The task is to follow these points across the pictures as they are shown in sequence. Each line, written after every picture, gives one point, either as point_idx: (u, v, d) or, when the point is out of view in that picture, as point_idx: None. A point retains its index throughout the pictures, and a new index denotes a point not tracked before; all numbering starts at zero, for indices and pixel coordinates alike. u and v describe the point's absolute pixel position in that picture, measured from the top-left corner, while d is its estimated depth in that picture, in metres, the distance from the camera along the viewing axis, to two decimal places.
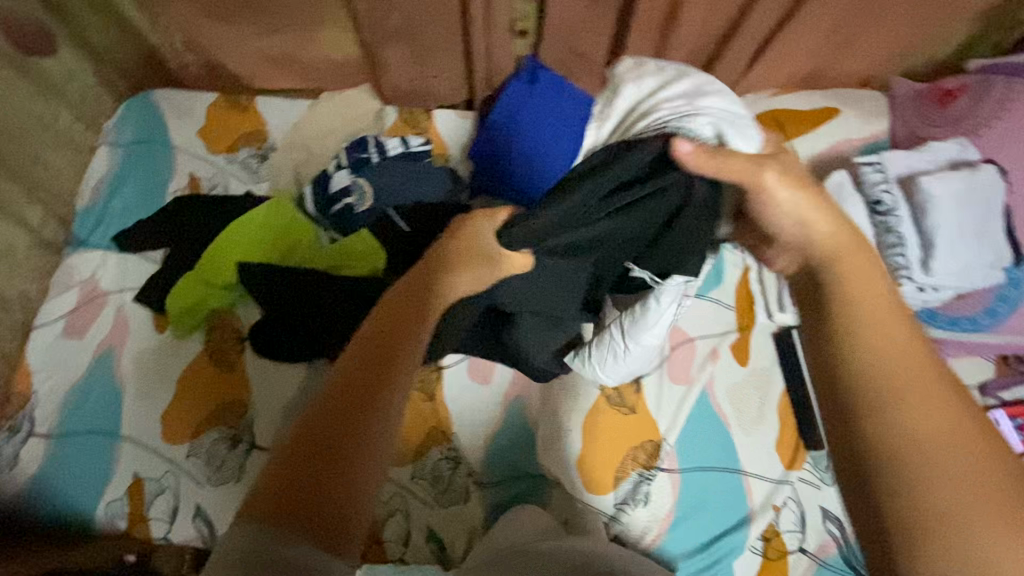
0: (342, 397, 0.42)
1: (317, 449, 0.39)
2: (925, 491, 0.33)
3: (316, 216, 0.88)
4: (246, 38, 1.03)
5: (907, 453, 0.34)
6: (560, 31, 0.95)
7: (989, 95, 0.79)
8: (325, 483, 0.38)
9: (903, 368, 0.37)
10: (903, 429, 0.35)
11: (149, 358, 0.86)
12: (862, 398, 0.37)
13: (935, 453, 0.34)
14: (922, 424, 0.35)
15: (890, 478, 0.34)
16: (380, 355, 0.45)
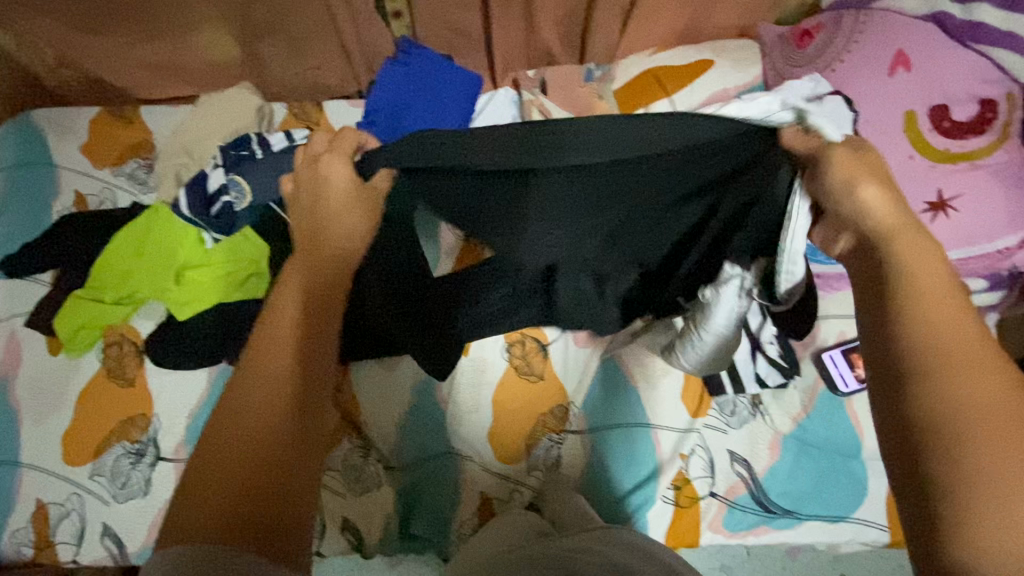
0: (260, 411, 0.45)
1: (266, 452, 0.43)
2: (962, 475, 0.36)
3: (193, 217, 0.87)
4: (121, 48, 0.97)
5: (967, 416, 0.37)
6: (429, 10, 0.92)
7: (843, 31, 0.79)
8: (269, 493, 0.41)
9: (960, 347, 0.40)
10: (969, 394, 0.38)
11: (45, 384, 0.87)
12: (913, 371, 0.40)
13: (989, 415, 0.37)
14: (976, 396, 0.38)
15: (949, 465, 0.36)
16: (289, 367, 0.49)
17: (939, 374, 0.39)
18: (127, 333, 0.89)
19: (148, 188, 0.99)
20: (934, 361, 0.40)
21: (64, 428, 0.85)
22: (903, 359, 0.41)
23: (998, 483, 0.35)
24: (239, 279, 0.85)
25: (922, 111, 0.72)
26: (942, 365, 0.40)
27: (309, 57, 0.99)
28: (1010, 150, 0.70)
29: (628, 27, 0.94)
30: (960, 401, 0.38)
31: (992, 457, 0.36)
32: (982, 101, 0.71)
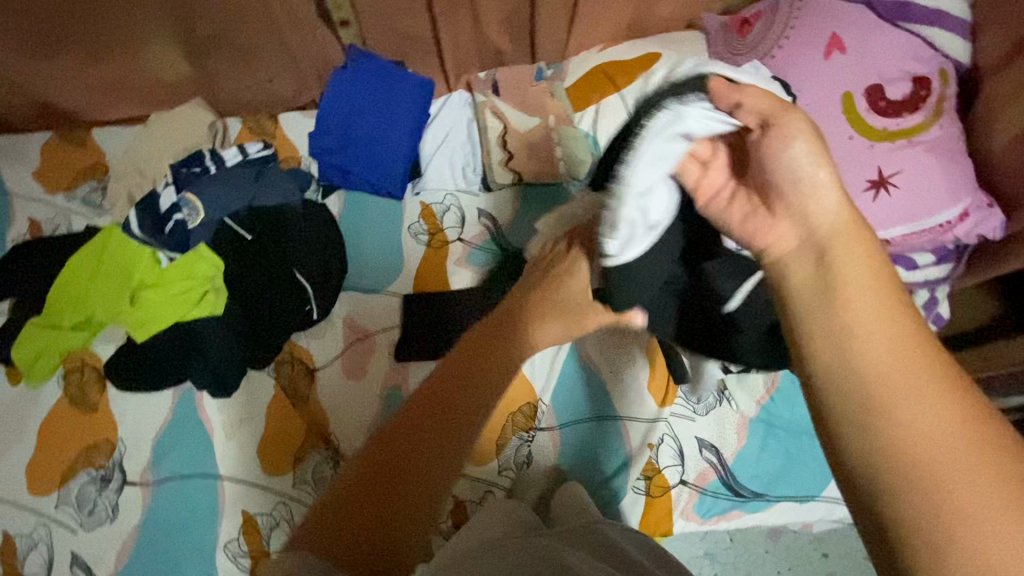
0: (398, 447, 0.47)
1: (395, 470, 0.46)
2: (909, 510, 0.31)
3: (145, 237, 0.87)
4: (68, 70, 0.96)
5: (903, 455, 0.32)
6: (376, 17, 0.92)
7: (780, 18, 0.80)
8: (393, 514, 0.44)
9: (908, 363, 0.34)
10: (911, 424, 0.32)
11: (6, 414, 0.86)
12: (847, 419, 0.34)
13: (945, 458, 0.31)
14: (934, 423, 0.32)
15: (895, 495, 0.31)
16: (433, 422, 0.48)
17: (878, 412, 0.33)
18: (88, 359, 0.88)
19: (103, 211, 0.97)
20: (865, 402, 0.34)
21: (28, 459, 0.84)
22: (839, 399, 0.35)
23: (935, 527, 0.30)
24: (196, 298, 0.86)
25: (859, 92, 0.73)
26: (861, 400, 0.34)
27: (260, 71, 0.98)
28: (945, 125, 0.72)
29: (575, 24, 0.95)
30: (893, 435, 0.32)
31: (952, 488, 0.30)
32: (915, 79, 0.73)
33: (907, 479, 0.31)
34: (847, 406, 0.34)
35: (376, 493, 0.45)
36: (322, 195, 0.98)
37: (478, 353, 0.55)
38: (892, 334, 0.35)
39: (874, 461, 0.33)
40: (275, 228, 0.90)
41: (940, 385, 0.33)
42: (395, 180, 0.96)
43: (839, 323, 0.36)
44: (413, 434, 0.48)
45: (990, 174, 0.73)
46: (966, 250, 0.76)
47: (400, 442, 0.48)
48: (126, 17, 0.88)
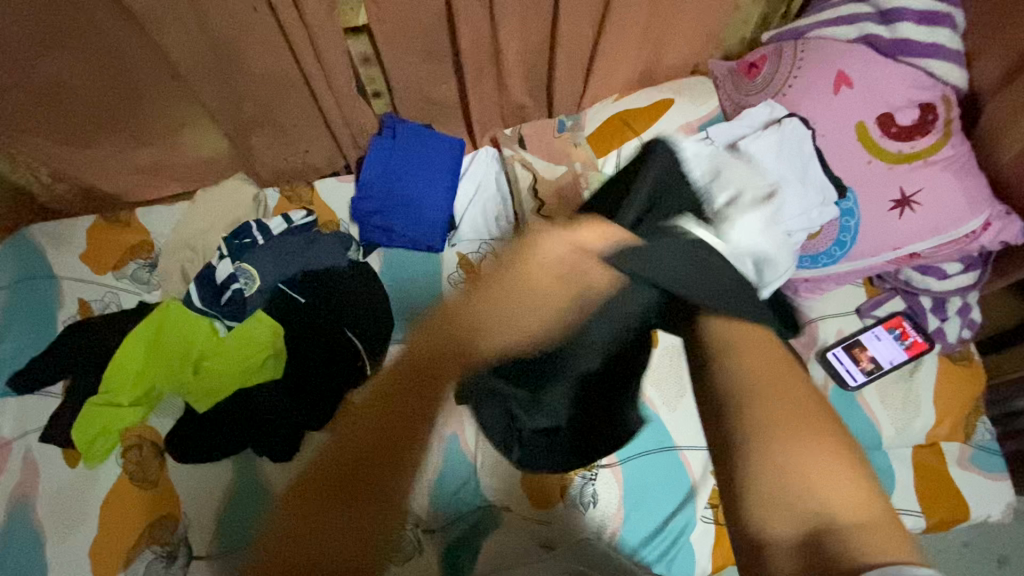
0: (355, 441, 0.49)
1: (323, 499, 0.46)
2: (771, 487, 0.42)
3: (206, 308, 0.93)
4: (115, 155, 1.00)
5: (791, 477, 0.41)
6: (409, 85, 0.98)
7: (784, 60, 0.88)
8: (321, 542, 0.45)
9: (790, 408, 0.44)
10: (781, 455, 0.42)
11: (66, 497, 0.84)
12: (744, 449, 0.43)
13: (812, 476, 0.41)
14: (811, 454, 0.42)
15: (766, 484, 0.42)
16: (360, 460, 0.48)
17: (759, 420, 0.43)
18: (146, 434, 0.89)
19: (153, 286, 1.01)
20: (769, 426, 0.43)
21: (89, 543, 0.82)
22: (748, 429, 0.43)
23: (796, 491, 0.41)
24: (258, 363, 0.88)
25: (871, 121, 0.80)
26: (746, 401, 0.44)
27: (297, 142, 1.04)
28: (955, 144, 0.78)
29: (591, 79, 1.02)
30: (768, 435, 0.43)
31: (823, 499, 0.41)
32: (922, 105, 0.79)
33: (784, 458, 0.42)
34: (746, 427, 0.44)
35: (342, 489, 0.47)
36: (363, 254, 1.02)
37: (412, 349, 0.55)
38: (783, 386, 0.45)
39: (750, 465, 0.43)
40: (326, 291, 0.93)
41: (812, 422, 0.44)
42: (433, 234, 1.00)
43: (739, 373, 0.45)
44: (360, 434, 0.49)
45: (1003, 183, 0.80)
46: (991, 256, 0.83)
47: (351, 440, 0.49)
48: (175, 100, 0.94)
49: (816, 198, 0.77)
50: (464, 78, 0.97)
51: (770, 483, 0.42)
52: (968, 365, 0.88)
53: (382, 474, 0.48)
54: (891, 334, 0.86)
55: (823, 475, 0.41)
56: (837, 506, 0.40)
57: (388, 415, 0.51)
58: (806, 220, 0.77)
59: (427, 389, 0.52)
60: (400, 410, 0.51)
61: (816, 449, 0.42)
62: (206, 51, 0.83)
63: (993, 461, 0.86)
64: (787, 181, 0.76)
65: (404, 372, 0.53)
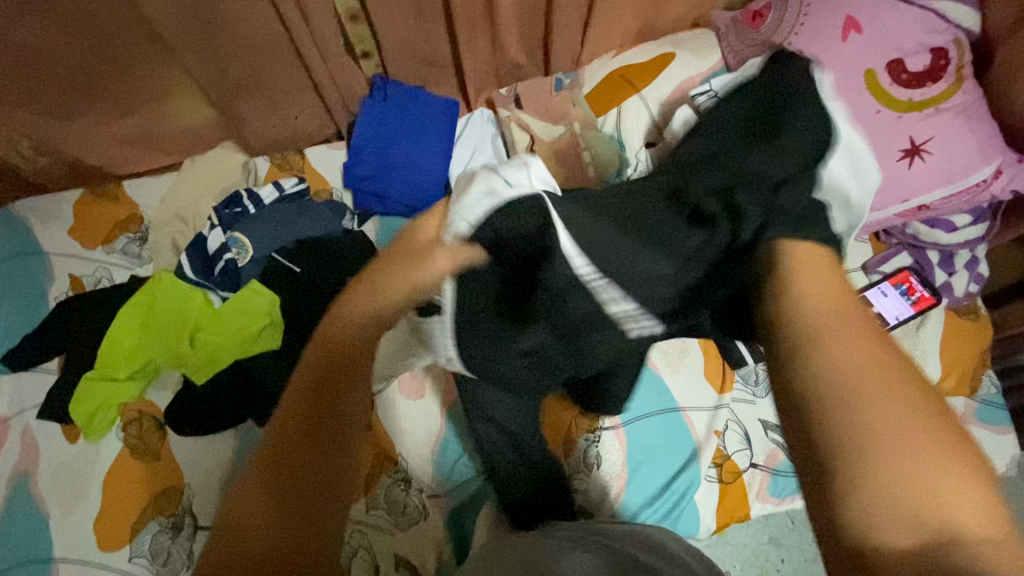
0: (290, 422, 0.43)
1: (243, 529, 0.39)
2: (877, 485, 0.35)
3: (200, 280, 0.92)
4: (98, 127, 0.97)
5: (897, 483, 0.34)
6: (401, 45, 0.95)
7: (789, 8, 0.84)
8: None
9: (901, 422, 0.36)
10: (889, 468, 0.35)
11: (68, 471, 0.84)
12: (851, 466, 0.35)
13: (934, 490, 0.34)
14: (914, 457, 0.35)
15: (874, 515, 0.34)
16: (280, 473, 0.41)
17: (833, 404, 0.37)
18: (146, 408, 0.88)
19: (144, 260, 0.99)
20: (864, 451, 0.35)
21: (94, 516, 0.82)
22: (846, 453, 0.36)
23: (911, 506, 0.34)
24: (255, 334, 0.87)
25: (881, 68, 0.77)
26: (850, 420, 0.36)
27: (286, 109, 1.00)
28: (967, 90, 0.76)
29: (588, 35, 0.98)
30: (859, 438, 0.36)
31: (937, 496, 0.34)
32: (933, 50, 0.77)
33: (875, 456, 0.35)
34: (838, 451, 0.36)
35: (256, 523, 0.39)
36: (358, 223, 0.99)
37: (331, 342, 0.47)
38: (890, 397, 0.37)
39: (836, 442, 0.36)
40: (322, 259, 0.92)
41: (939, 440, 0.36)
42: (430, 199, 0.99)
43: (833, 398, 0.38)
44: (280, 441, 0.42)
45: (1014, 132, 0.78)
46: (999, 207, 0.83)
47: (288, 416, 0.44)
48: (156, 67, 0.90)
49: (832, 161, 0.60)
50: (457, 37, 0.93)
51: (869, 497, 0.34)
52: (974, 319, 0.87)
53: (331, 435, 0.43)
54: (898, 291, 0.85)
55: (932, 474, 0.34)
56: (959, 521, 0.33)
57: (307, 415, 0.43)
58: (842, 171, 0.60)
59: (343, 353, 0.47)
60: (328, 366, 0.46)
61: (912, 436, 0.35)
62: (188, 15, 0.79)
63: (998, 414, 0.87)
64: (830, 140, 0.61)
65: (319, 366, 0.46)
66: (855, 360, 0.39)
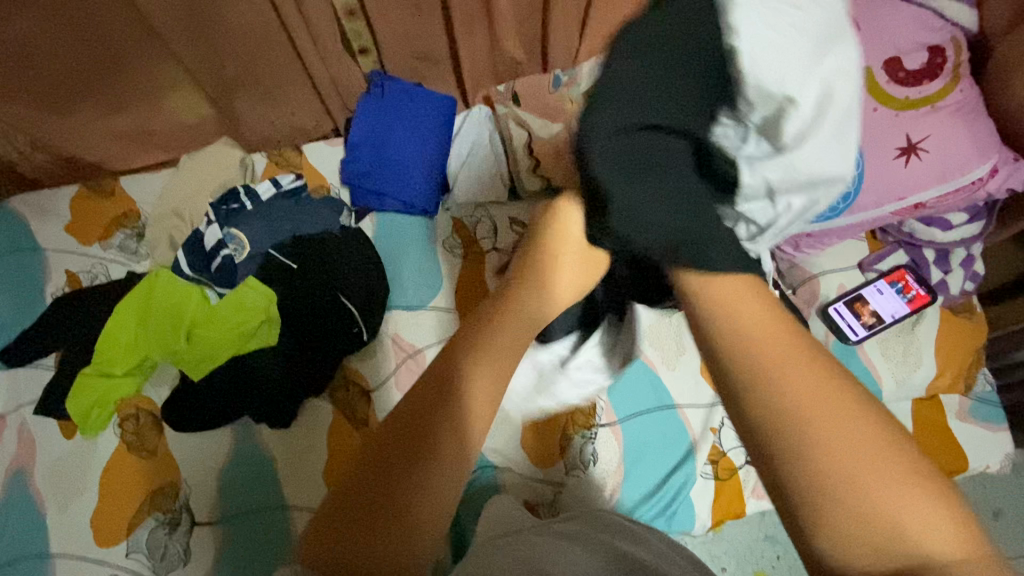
0: (368, 473, 0.38)
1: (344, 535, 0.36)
2: (839, 519, 0.28)
3: (198, 275, 0.92)
4: (94, 122, 0.97)
5: (843, 493, 0.28)
6: (398, 41, 0.95)
7: None
8: None
9: (846, 429, 0.29)
10: (833, 471, 0.28)
11: (65, 467, 0.84)
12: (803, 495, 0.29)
13: (884, 497, 0.28)
14: (868, 467, 0.29)
15: (834, 543, 0.28)
16: (375, 490, 0.37)
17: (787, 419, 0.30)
18: (143, 404, 0.88)
19: (141, 256, 0.99)
20: (818, 479, 0.29)
21: (91, 512, 0.82)
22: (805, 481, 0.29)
23: (879, 536, 0.28)
24: (252, 331, 0.87)
25: (879, 66, 0.77)
26: (791, 424, 0.30)
27: (283, 104, 1.00)
28: (964, 88, 0.76)
29: (586, 31, 0.98)
30: (813, 461, 0.29)
31: (904, 524, 0.28)
32: (930, 48, 0.77)
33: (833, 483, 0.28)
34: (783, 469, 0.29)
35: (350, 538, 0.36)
36: (356, 219, 0.99)
37: (433, 383, 0.40)
38: (835, 401, 0.30)
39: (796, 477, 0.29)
40: (319, 255, 0.92)
41: (900, 463, 0.29)
42: (426, 196, 0.98)
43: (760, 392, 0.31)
44: (375, 463, 0.38)
45: (1011, 129, 0.78)
46: (996, 205, 0.83)
47: (369, 465, 0.38)
48: (152, 63, 0.90)
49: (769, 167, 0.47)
50: (454, 34, 0.93)
51: (833, 520, 0.28)
52: (970, 318, 0.87)
53: (407, 509, 0.37)
54: (893, 289, 0.85)
55: (891, 497, 0.28)
56: (928, 542, 0.27)
57: (407, 439, 0.38)
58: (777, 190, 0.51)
59: (450, 412, 0.39)
60: (431, 425, 0.39)
61: (868, 453, 0.29)
62: (184, 11, 0.79)
63: (992, 412, 0.87)
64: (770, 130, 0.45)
65: (430, 389, 0.40)
66: (799, 365, 0.31)
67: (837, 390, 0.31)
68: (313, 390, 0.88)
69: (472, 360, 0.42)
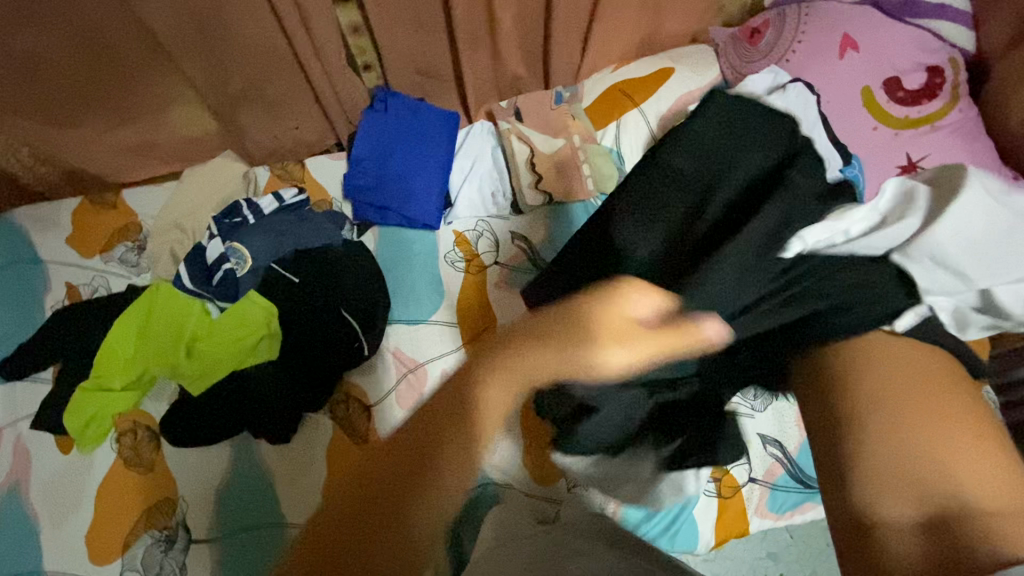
0: (376, 481, 0.36)
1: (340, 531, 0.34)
2: (896, 478, 0.48)
3: (198, 291, 0.90)
4: (97, 135, 0.97)
5: (929, 472, 0.47)
6: (402, 57, 0.96)
7: (786, 26, 0.85)
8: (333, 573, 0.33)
9: (938, 432, 0.49)
10: (921, 456, 0.48)
11: (61, 482, 0.83)
12: (879, 463, 0.49)
13: (944, 464, 0.48)
14: (965, 470, 0.47)
15: (885, 491, 0.48)
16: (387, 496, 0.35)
17: (867, 411, 0.51)
18: (141, 418, 0.87)
19: (141, 269, 0.99)
20: (882, 440, 0.50)
21: (86, 529, 0.81)
22: (877, 460, 0.49)
23: (931, 482, 0.47)
24: (253, 345, 0.87)
25: (878, 86, 0.78)
26: (875, 429, 0.50)
27: (287, 119, 1.00)
28: (963, 109, 0.77)
29: (588, 49, 0.99)
30: (899, 447, 0.49)
31: (951, 467, 0.47)
32: (929, 69, 0.78)
33: (888, 444, 0.49)
34: (846, 429, 0.52)
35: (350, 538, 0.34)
36: (358, 233, 1.00)
37: (452, 385, 0.40)
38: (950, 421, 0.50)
39: (865, 446, 0.50)
40: (321, 270, 0.92)
41: (977, 446, 0.49)
42: (427, 211, 0.98)
43: (874, 399, 0.51)
44: (382, 474, 0.36)
45: (1009, 148, 0.78)
46: None
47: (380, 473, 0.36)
48: (158, 77, 0.90)
49: (933, 205, 0.53)
50: (457, 51, 0.94)
51: (885, 474, 0.48)
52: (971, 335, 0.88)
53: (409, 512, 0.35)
54: None
55: (962, 470, 0.47)
56: (971, 493, 0.46)
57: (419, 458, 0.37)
58: (883, 236, 0.53)
59: (464, 422, 0.38)
60: (422, 469, 0.36)
61: (951, 444, 0.48)
62: (190, 25, 0.80)
63: None
64: (938, 194, 0.53)
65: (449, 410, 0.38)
66: (926, 400, 0.51)
67: (939, 401, 0.51)
68: (314, 406, 0.87)
69: (481, 400, 0.39)
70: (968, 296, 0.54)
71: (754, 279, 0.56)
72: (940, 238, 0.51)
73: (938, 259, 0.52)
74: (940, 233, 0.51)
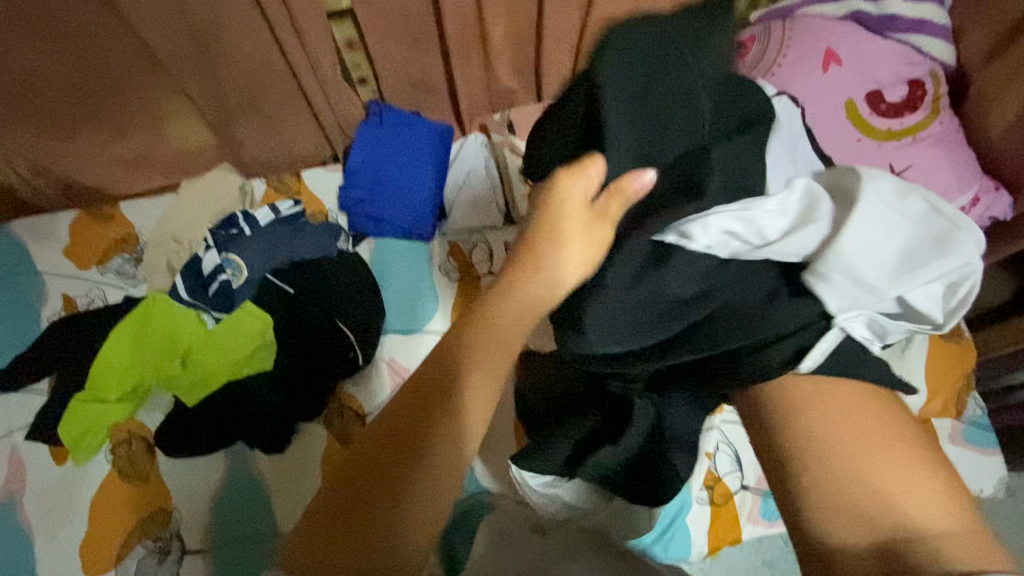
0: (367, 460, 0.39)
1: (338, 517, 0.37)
2: (836, 504, 0.45)
3: (194, 301, 0.92)
4: (95, 148, 0.98)
5: (865, 490, 0.45)
6: (397, 71, 0.97)
7: (771, 40, 0.87)
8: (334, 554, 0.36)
9: (879, 450, 0.46)
10: (863, 481, 0.45)
11: (55, 493, 0.83)
12: (815, 487, 0.46)
13: (884, 484, 0.45)
14: (910, 487, 0.45)
15: (834, 524, 0.45)
16: (377, 477, 0.38)
17: (809, 449, 0.47)
18: (135, 429, 0.88)
19: (138, 280, 1.00)
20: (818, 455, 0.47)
21: (80, 540, 0.81)
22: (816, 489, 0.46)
23: (874, 505, 0.44)
24: (247, 355, 0.87)
25: (860, 98, 0.80)
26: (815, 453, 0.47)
27: (283, 132, 1.02)
28: (944, 121, 0.79)
29: (579, 62, 1.01)
30: (841, 468, 0.46)
31: (892, 487, 0.45)
32: (910, 82, 0.80)
33: (843, 477, 0.46)
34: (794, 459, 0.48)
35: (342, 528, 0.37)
36: (353, 244, 1.01)
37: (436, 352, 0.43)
38: (896, 443, 0.47)
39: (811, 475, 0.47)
40: (315, 281, 0.93)
41: (911, 459, 0.46)
42: (421, 223, 0.99)
43: (813, 434, 0.48)
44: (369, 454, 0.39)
45: (991, 156, 0.80)
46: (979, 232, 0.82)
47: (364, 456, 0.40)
48: (156, 91, 0.92)
49: (839, 209, 0.48)
50: (451, 65, 0.96)
51: (831, 501, 0.45)
52: (959, 342, 0.89)
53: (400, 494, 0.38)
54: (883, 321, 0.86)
55: (904, 490, 0.45)
56: (922, 519, 0.43)
57: (408, 435, 0.39)
58: (797, 242, 0.48)
59: (450, 408, 0.40)
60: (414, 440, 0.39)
61: (896, 467, 0.46)
62: (187, 41, 0.81)
63: (985, 437, 0.88)
64: (838, 200, 0.49)
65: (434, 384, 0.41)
66: (851, 420, 0.48)
67: (885, 425, 0.48)
68: (308, 416, 0.87)
69: (472, 368, 0.42)
70: (886, 305, 0.49)
71: (654, 322, 0.48)
72: (860, 249, 0.46)
73: (858, 282, 0.46)
74: (851, 248, 0.46)
